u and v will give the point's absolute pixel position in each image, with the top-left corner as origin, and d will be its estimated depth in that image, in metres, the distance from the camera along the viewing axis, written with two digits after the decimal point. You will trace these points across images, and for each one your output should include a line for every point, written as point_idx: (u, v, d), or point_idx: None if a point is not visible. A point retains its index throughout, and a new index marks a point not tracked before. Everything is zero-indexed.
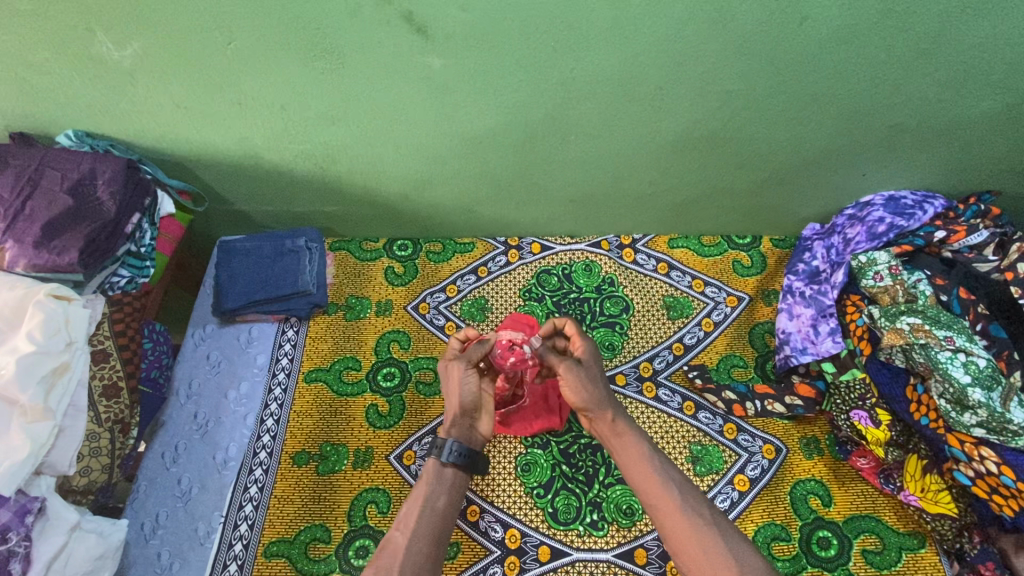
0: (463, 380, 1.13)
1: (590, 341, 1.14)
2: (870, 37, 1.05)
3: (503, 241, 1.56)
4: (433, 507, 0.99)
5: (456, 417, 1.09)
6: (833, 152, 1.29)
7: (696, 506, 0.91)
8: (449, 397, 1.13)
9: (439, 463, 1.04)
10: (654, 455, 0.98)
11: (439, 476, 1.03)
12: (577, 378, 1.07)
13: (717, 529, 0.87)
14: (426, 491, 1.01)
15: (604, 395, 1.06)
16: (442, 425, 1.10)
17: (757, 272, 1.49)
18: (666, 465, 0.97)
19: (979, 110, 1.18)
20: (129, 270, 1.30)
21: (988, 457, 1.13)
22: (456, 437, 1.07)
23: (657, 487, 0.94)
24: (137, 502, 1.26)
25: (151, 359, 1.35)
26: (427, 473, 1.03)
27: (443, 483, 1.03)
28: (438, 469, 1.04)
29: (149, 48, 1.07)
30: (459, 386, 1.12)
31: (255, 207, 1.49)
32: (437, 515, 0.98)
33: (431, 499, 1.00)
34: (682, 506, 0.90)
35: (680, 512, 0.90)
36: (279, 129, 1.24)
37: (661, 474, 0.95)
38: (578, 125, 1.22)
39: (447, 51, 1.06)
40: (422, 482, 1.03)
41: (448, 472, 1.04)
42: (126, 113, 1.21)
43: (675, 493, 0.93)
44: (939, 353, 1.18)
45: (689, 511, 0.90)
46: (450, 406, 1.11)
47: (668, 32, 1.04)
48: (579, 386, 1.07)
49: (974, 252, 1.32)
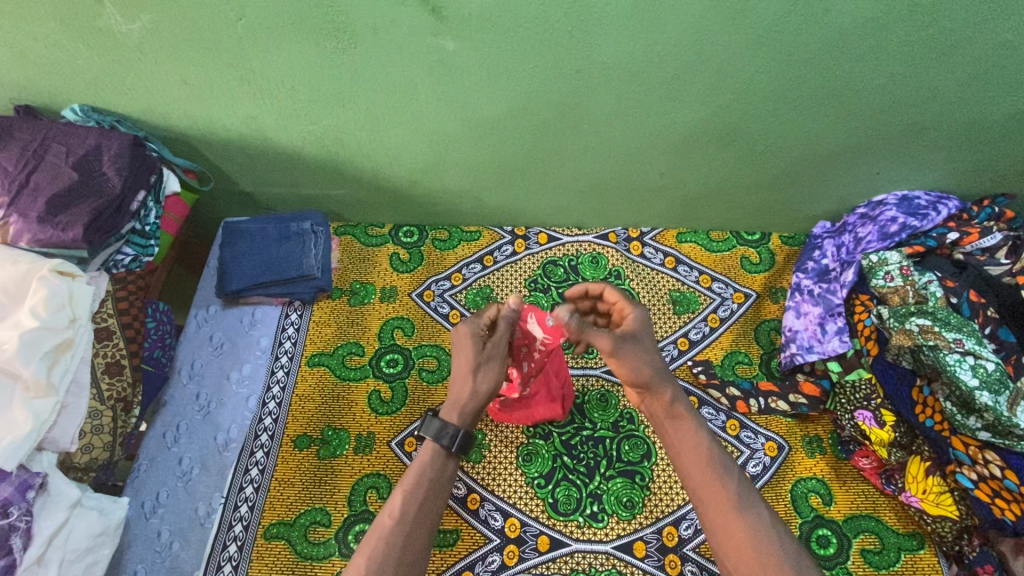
0: (483, 366, 1.02)
1: (639, 308, 1.01)
2: (891, 31, 1.03)
3: (510, 230, 1.55)
4: (431, 496, 0.95)
5: (473, 404, 1.01)
6: (848, 149, 1.28)
7: (757, 508, 0.87)
8: (464, 380, 1.02)
9: (444, 451, 0.98)
10: (716, 450, 0.93)
11: (440, 464, 0.98)
12: (630, 355, 0.96)
13: (774, 533, 0.84)
14: (426, 479, 0.96)
15: (661, 369, 0.97)
16: (454, 408, 1.01)
17: (765, 269, 1.48)
18: (724, 460, 0.92)
19: (999, 110, 1.16)
20: (133, 248, 1.29)
21: (992, 461, 1.14)
22: (465, 425, 1.00)
23: (716, 482, 0.89)
24: (138, 480, 1.26)
25: (154, 339, 1.32)
26: (427, 458, 0.98)
27: (444, 472, 0.98)
28: (441, 456, 0.98)
29: (158, 22, 1.06)
30: (478, 371, 1.02)
31: (261, 188, 1.48)
32: (433, 506, 0.94)
33: (431, 489, 0.95)
34: (740, 505, 0.87)
35: (736, 513, 0.86)
36: (287, 109, 1.23)
37: (723, 470, 0.90)
38: (591, 113, 1.21)
39: (461, 33, 1.04)
40: (420, 467, 0.97)
41: (449, 460, 0.99)
42: (133, 89, 1.20)
43: (734, 490, 0.89)
44: (948, 355, 1.17)
45: (748, 511, 0.86)
46: (460, 385, 1.02)
47: (687, 21, 1.02)
48: (633, 362, 0.96)
49: (986, 254, 1.31)
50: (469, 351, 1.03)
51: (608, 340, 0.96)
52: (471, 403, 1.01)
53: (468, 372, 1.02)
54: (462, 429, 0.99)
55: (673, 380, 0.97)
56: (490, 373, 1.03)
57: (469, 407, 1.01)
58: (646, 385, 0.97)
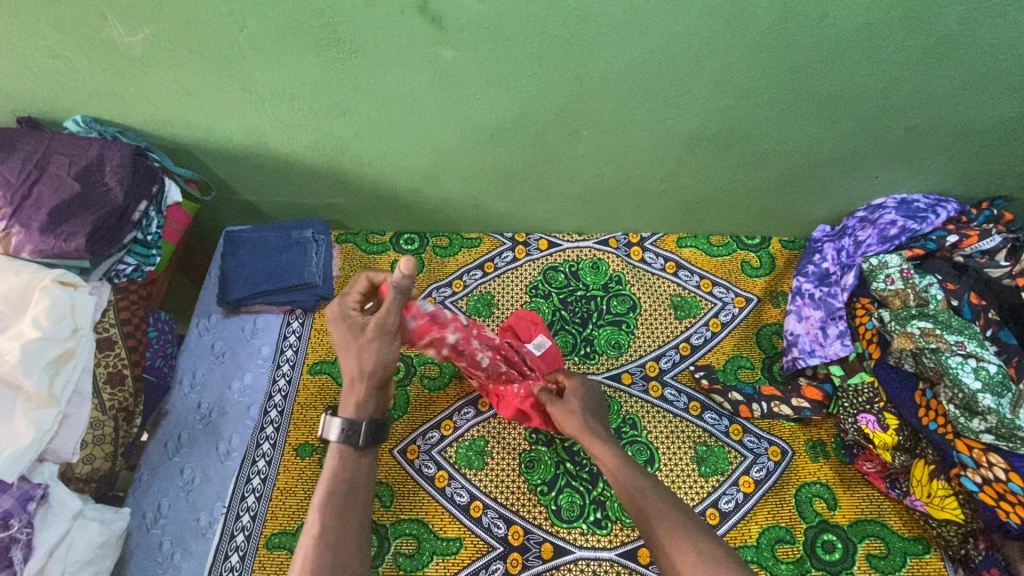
0: (364, 349, 1.03)
1: (577, 376, 1.21)
2: (888, 36, 1.04)
3: (510, 236, 1.55)
4: (351, 499, 0.99)
5: (367, 391, 1.05)
6: (847, 152, 1.28)
7: (676, 519, 0.96)
8: (351, 367, 1.05)
9: (354, 446, 1.03)
10: (640, 481, 1.03)
11: (352, 465, 1.03)
12: (561, 410, 1.16)
13: (690, 533, 0.93)
14: (341, 485, 1.00)
15: (588, 422, 1.13)
16: (348, 399, 1.05)
17: (766, 273, 1.48)
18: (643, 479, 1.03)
19: (997, 113, 1.17)
20: (136, 258, 1.29)
21: (996, 464, 1.12)
22: (366, 415, 1.05)
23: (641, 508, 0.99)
24: (140, 490, 1.26)
25: (156, 349, 1.32)
26: (336, 464, 1.02)
27: (357, 471, 1.03)
28: (350, 455, 1.03)
29: (160, 34, 1.06)
30: (362, 355, 1.03)
31: (262, 197, 1.48)
32: (353, 509, 0.98)
33: (346, 494, 0.99)
34: (659, 516, 0.96)
35: (658, 523, 0.95)
36: (288, 119, 1.23)
37: (644, 494, 1.01)
38: (591, 120, 1.21)
39: (461, 43, 1.05)
40: (332, 477, 1.01)
41: (359, 456, 1.04)
42: (135, 100, 1.21)
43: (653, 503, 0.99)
44: (950, 358, 1.17)
45: (668, 524, 0.95)
46: (349, 372, 1.04)
47: (684, 28, 1.03)
48: (564, 415, 1.15)
49: (986, 257, 1.31)
50: (346, 334, 1.04)
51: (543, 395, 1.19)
52: (364, 388, 1.05)
53: (352, 359, 1.04)
54: (365, 420, 1.04)
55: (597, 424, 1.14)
56: (376, 354, 1.03)
57: (366, 389, 1.04)
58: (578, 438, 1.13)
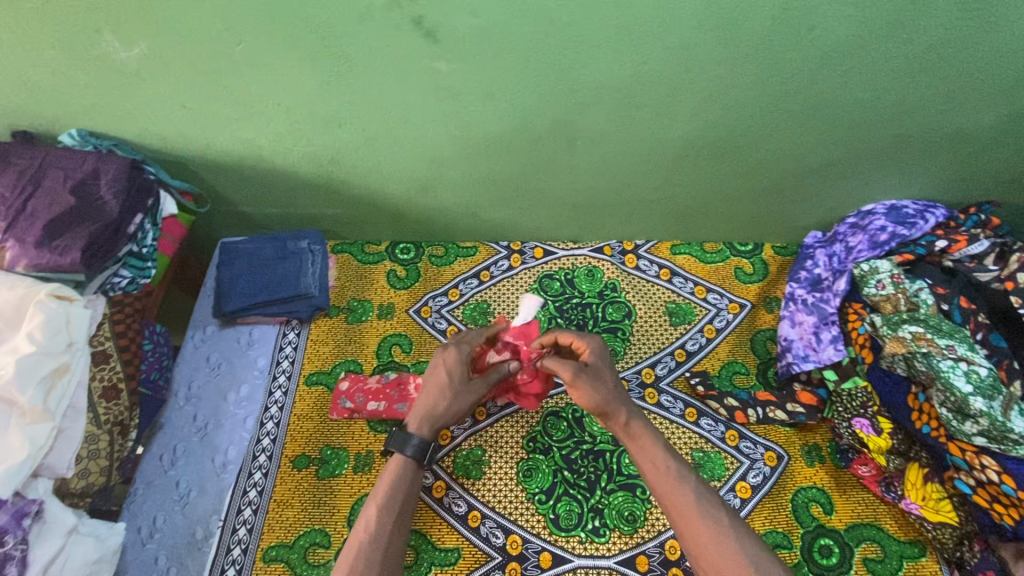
0: (452, 385, 1.17)
1: (594, 341, 1.15)
2: (874, 47, 1.06)
3: (506, 245, 1.56)
4: (404, 507, 1.05)
5: (435, 416, 1.14)
6: (837, 160, 1.30)
7: (711, 507, 0.98)
8: (434, 394, 1.17)
9: (412, 463, 1.10)
10: (672, 463, 1.04)
11: (410, 475, 1.08)
12: (588, 386, 1.08)
13: (731, 529, 0.95)
14: (399, 493, 1.06)
15: (614, 394, 1.10)
16: (417, 417, 1.15)
17: (759, 279, 1.50)
18: (683, 470, 1.03)
19: (982, 121, 1.19)
20: (130, 271, 1.29)
21: (989, 466, 1.14)
22: (425, 433, 1.12)
23: (677, 491, 1.00)
24: (135, 504, 1.25)
25: (151, 361, 1.34)
26: (399, 471, 1.08)
27: (413, 482, 1.09)
28: (413, 468, 1.09)
29: (156, 49, 1.07)
30: (450, 389, 1.17)
31: (258, 209, 1.49)
32: (405, 517, 1.05)
33: (404, 501, 1.05)
34: (699, 509, 0.98)
35: (699, 517, 0.97)
36: (284, 131, 1.24)
37: (681, 478, 1.01)
38: (584, 130, 1.23)
39: (455, 56, 1.07)
40: (392, 481, 1.07)
41: (417, 471, 1.10)
42: (131, 114, 1.21)
43: (692, 495, 0.99)
44: (941, 362, 1.18)
45: (705, 511, 0.97)
46: (435, 403, 1.16)
47: (675, 40, 1.05)
48: (593, 391, 1.08)
49: (974, 261, 1.33)
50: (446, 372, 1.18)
51: (568, 370, 1.09)
52: (440, 419, 1.14)
53: (442, 393, 1.16)
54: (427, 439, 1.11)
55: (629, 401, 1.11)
56: (461, 398, 1.18)
57: (437, 424, 1.14)
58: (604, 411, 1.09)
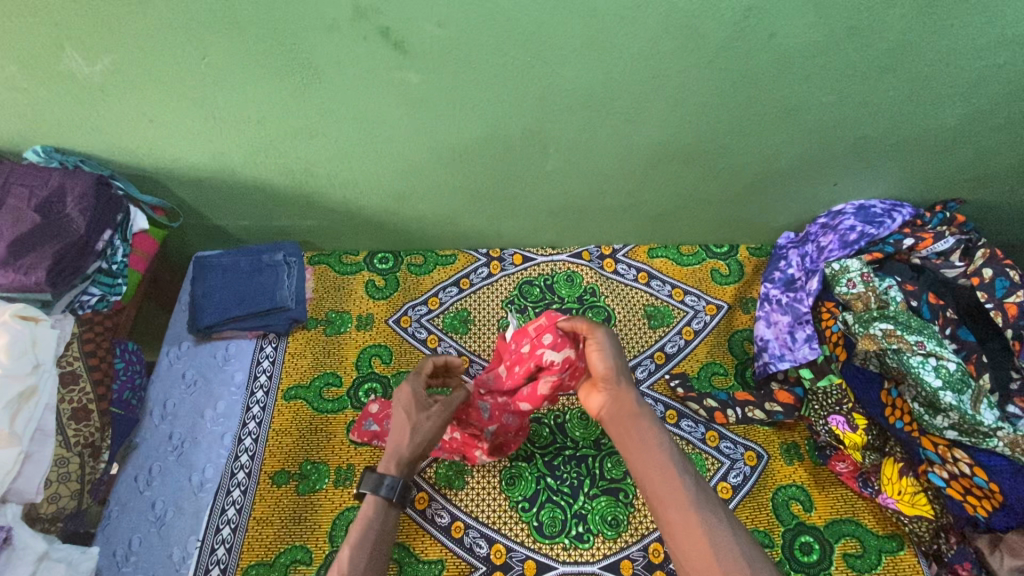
0: (418, 420, 1.09)
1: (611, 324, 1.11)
2: (836, 51, 1.08)
3: (485, 252, 1.56)
4: (379, 545, 0.97)
5: (407, 454, 1.07)
6: (805, 162, 1.32)
7: (708, 502, 0.89)
8: (400, 431, 1.09)
9: (385, 501, 1.02)
10: (672, 449, 0.95)
11: (383, 514, 1.01)
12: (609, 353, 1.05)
13: (728, 525, 0.86)
14: (371, 532, 0.98)
15: (623, 368, 1.05)
16: (387, 458, 1.07)
17: (735, 280, 1.52)
18: (681, 461, 0.94)
19: (942, 121, 1.22)
20: (100, 288, 1.28)
21: (961, 459, 1.17)
22: (399, 474, 1.05)
23: (672, 480, 0.91)
24: (109, 527, 1.22)
25: (123, 380, 1.30)
26: (370, 512, 1.00)
27: (387, 520, 1.01)
28: (384, 507, 1.01)
29: (121, 63, 1.06)
30: (416, 425, 1.09)
31: (232, 222, 1.47)
32: (381, 557, 0.97)
33: (377, 539, 0.97)
34: (695, 500, 0.89)
35: (693, 510, 0.88)
36: (255, 143, 1.23)
37: (679, 468, 0.92)
38: (556, 138, 1.23)
39: (425, 66, 1.07)
40: (364, 520, 0.99)
41: (391, 510, 1.02)
42: (97, 129, 1.19)
43: (689, 486, 0.91)
44: (911, 357, 1.21)
45: (701, 505, 0.88)
46: (399, 438, 1.08)
47: (641, 48, 1.06)
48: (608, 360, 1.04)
49: (941, 258, 1.36)
50: (408, 408, 1.11)
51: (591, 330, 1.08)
52: (409, 455, 1.07)
53: (406, 429, 1.09)
54: (401, 479, 1.04)
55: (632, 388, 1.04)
56: (428, 429, 1.10)
57: (407, 459, 1.07)
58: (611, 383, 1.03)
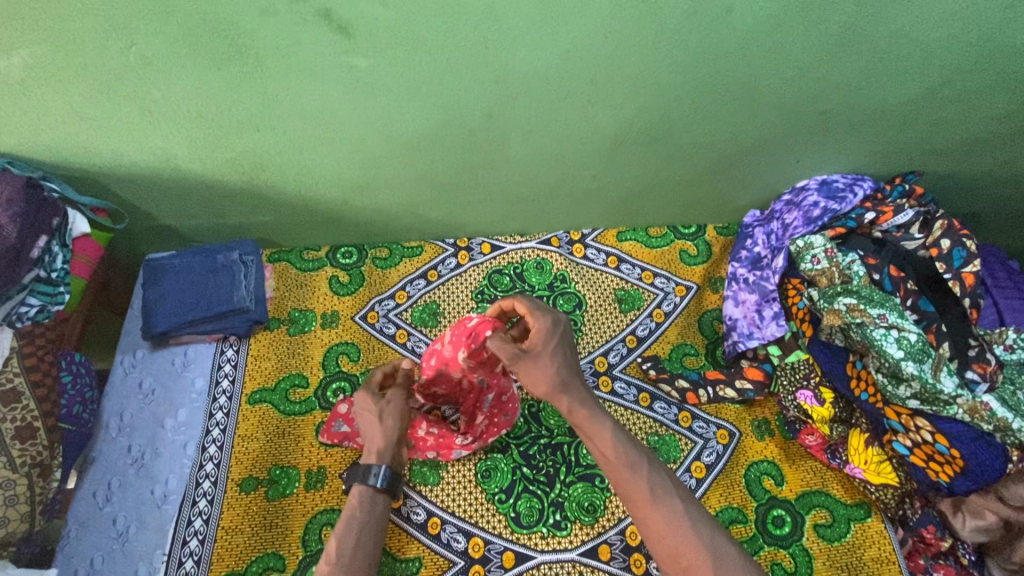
0: (384, 409, 1.17)
1: (541, 321, 0.99)
2: (793, 25, 1.07)
3: (452, 242, 1.52)
4: (365, 530, 1.05)
5: (385, 442, 1.14)
6: (769, 138, 1.32)
7: (666, 496, 0.96)
8: (375, 424, 1.16)
9: (371, 490, 1.09)
10: (625, 447, 0.99)
11: (369, 502, 1.08)
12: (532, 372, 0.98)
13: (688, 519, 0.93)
14: (355, 520, 1.05)
15: (558, 377, 0.98)
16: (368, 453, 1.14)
17: (703, 260, 1.52)
18: (636, 457, 0.99)
19: (900, 94, 1.23)
20: (40, 297, 1.21)
21: (923, 427, 1.19)
22: (384, 461, 1.12)
23: (630, 482, 0.97)
24: (68, 547, 1.16)
25: (71, 395, 1.23)
26: (356, 501, 1.08)
27: (372, 508, 1.08)
28: (369, 496, 1.09)
29: (39, 56, 0.98)
30: (381, 416, 1.16)
31: (182, 221, 1.40)
32: (368, 541, 1.04)
33: (363, 527, 1.04)
34: (653, 501, 0.95)
35: (653, 508, 0.95)
36: (198, 138, 1.16)
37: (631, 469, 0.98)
38: (517, 122, 1.20)
39: (373, 51, 1.02)
40: (352, 509, 1.07)
41: (377, 499, 1.09)
42: (20, 127, 1.10)
43: (646, 484, 0.97)
44: (874, 330, 1.23)
45: (658, 501, 0.95)
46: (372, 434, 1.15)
47: (598, 26, 1.02)
48: (535, 378, 0.99)
49: (901, 231, 1.39)
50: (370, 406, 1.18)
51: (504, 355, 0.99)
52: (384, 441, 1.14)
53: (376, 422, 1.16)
54: (382, 465, 1.11)
55: (580, 386, 1.02)
56: (393, 414, 1.17)
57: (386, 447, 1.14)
58: (553, 393, 0.99)
